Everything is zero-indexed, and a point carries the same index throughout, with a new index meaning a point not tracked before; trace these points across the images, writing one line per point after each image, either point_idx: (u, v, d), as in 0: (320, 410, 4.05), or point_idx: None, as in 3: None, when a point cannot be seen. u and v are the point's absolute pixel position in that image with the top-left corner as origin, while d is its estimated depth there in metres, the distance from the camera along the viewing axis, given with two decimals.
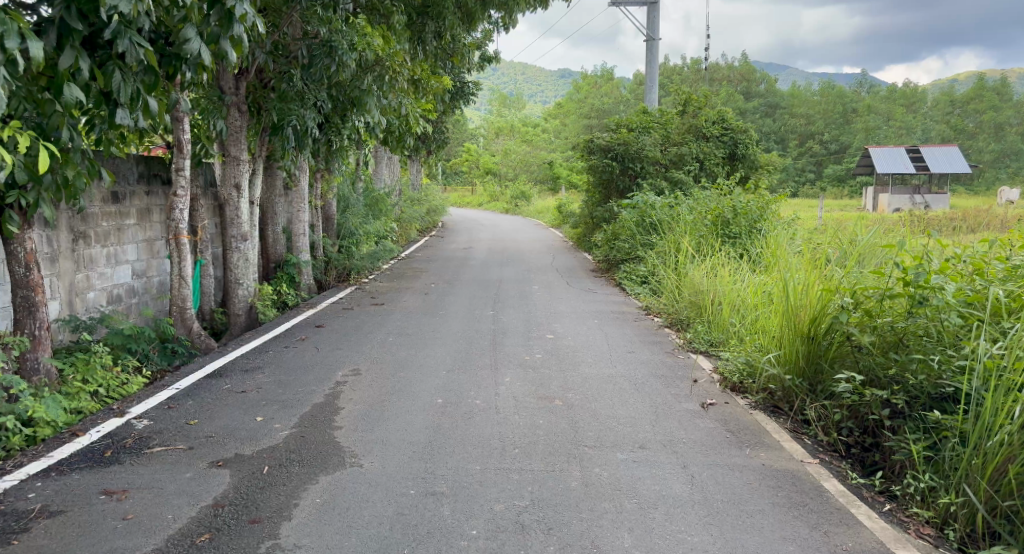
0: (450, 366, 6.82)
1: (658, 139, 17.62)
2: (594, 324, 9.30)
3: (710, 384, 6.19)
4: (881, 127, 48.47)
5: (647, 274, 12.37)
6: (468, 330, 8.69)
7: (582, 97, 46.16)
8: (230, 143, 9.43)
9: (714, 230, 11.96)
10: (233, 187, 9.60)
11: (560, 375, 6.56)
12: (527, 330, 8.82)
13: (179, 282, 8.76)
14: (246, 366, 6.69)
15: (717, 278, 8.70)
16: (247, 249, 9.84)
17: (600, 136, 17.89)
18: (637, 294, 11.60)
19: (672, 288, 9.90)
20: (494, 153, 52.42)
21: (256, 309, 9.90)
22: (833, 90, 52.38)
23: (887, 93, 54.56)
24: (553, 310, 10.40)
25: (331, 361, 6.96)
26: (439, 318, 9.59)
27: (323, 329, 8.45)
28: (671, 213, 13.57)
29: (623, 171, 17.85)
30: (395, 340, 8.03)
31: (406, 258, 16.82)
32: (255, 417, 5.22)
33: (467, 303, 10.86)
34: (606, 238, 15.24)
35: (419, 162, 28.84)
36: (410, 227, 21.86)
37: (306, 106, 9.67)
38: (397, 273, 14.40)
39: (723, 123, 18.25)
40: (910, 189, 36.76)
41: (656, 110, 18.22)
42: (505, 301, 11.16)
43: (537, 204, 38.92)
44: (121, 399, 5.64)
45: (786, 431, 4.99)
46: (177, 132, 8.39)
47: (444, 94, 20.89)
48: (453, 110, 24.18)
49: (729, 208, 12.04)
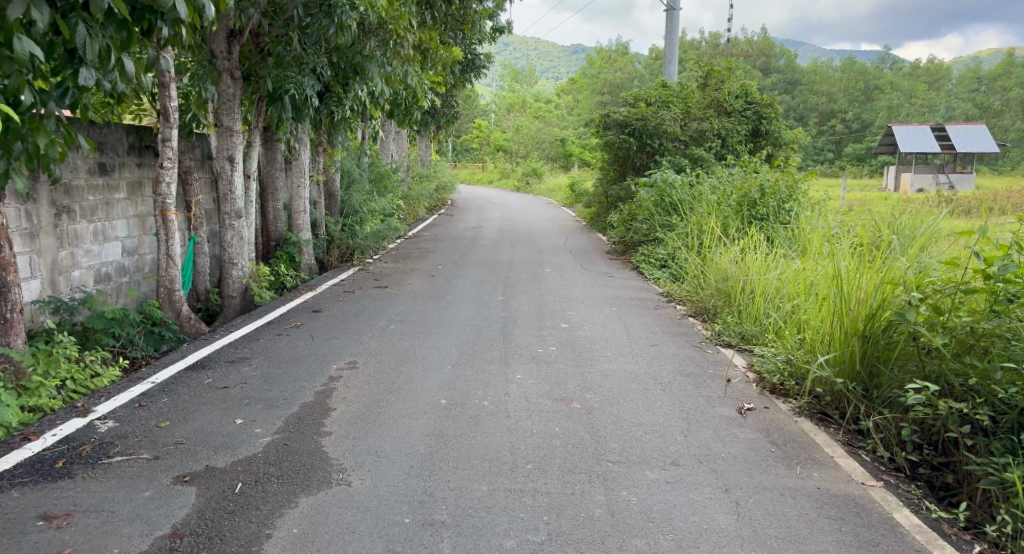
0: (456, 360, 6.21)
1: (678, 114, 16.90)
2: (611, 313, 8.67)
3: (745, 385, 5.61)
4: (903, 105, 47.35)
5: (668, 258, 11.75)
6: (477, 318, 8.06)
7: (596, 72, 45.13)
8: (223, 112, 8.87)
9: (740, 211, 11.31)
10: (227, 159, 8.97)
11: (577, 372, 5.96)
12: (540, 318, 8.19)
13: (167, 261, 8.11)
14: (233, 356, 6.10)
15: (751, 267, 8.07)
16: (242, 226, 9.19)
17: (617, 110, 17.18)
18: (656, 278, 10.99)
19: (699, 274, 9.28)
20: (506, 129, 51.47)
21: (252, 291, 9.33)
22: (854, 66, 51.14)
23: (910, 71, 53.38)
24: (567, 295, 9.77)
25: (327, 352, 6.35)
26: (446, 303, 8.98)
27: (321, 315, 7.86)
28: (694, 193, 12.90)
29: (640, 148, 17.14)
30: (398, 328, 7.42)
31: (414, 237, 16.19)
32: (234, 419, 4.63)
33: (477, 287, 10.24)
34: (623, 218, 14.57)
35: (428, 138, 28.12)
36: (418, 204, 21.22)
37: (303, 73, 9.05)
38: (403, 253, 13.82)
39: (746, 97, 17.47)
40: (933, 169, 35.82)
41: (676, 84, 17.49)
42: (517, 284, 10.54)
43: (549, 182, 38.06)
44: (89, 395, 5.05)
45: (839, 445, 4.35)
46: (164, 100, 7.77)
47: (455, 65, 20.17)
48: (464, 83, 23.44)
49: (757, 187, 11.36)
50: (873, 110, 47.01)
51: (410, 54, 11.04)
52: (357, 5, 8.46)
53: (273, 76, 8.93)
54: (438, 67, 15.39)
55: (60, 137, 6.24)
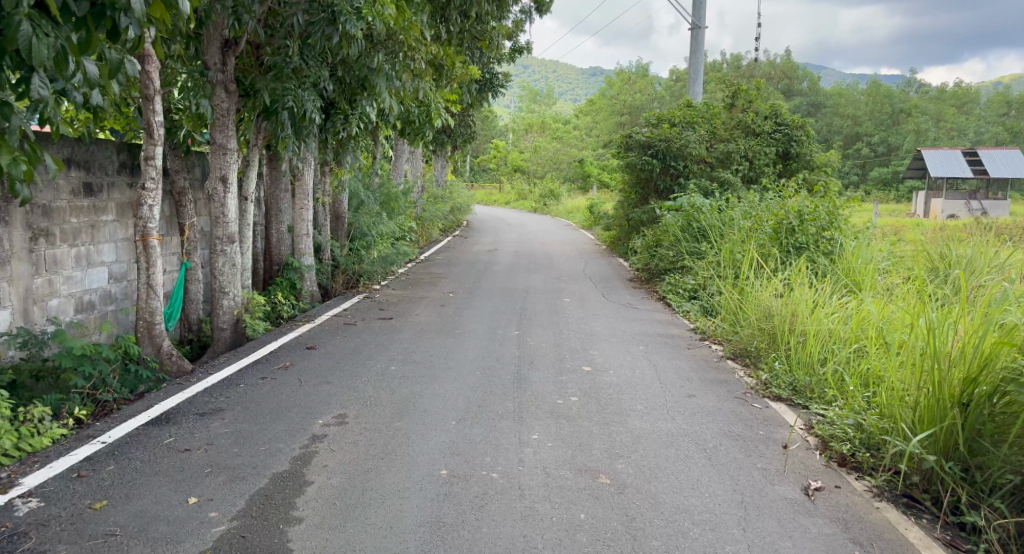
0: (462, 414, 5.35)
1: (703, 135, 16.08)
2: (638, 353, 7.77)
3: (807, 454, 4.80)
4: (930, 128, 46.24)
5: (698, 288, 10.89)
6: (488, 358, 7.20)
7: (615, 93, 44.36)
8: (215, 128, 7.98)
9: (776, 240, 10.45)
10: (220, 180, 8.08)
11: (603, 433, 5.08)
12: (559, 358, 7.31)
13: (147, 292, 7.19)
14: (205, 407, 5.27)
15: (801, 308, 7.24)
16: (235, 253, 8.34)
17: (640, 131, 16.38)
18: (685, 311, 10.14)
19: (737, 311, 8.44)
20: (523, 150, 50.76)
21: (244, 322, 8.45)
22: (879, 89, 50.09)
23: (936, 94, 52.35)
24: (588, 331, 8.88)
25: (314, 402, 5.51)
26: (455, 339, 8.12)
27: (315, 353, 7.04)
28: (725, 220, 12.03)
29: (664, 169, 16.28)
30: (398, 371, 6.57)
31: (425, 262, 15.38)
32: (187, 497, 3.80)
33: (489, 320, 9.38)
34: (646, 244, 13.69)
35: (444, 158, 27.34)
36: (431, 226, 20.42)
37: (304, 87, 8.21)
38: (413, 278, 13.02)
39: (776, 118, 16.58)
40: (964, 194, 34.75)
41: (701, 104, 16.70)
42: (533, 317, 9.68)
43: (567, 204, 37.16)
44: (24, 460, 4.21)
45: (942, 546, 3.64)
46: (147, 115, 6.90)
47: (471, 84, 19.43)
48: (480, 103, 22.72)
49: (796, 213, 10.48)
50: (900, 134, 45.98)
51: (422, 68, 10.25)
52: (363, 13, 7.64)
53: (269, 88, 8.09)
54: (452, 85, 14.63)
55: (27, 156, 5.42)
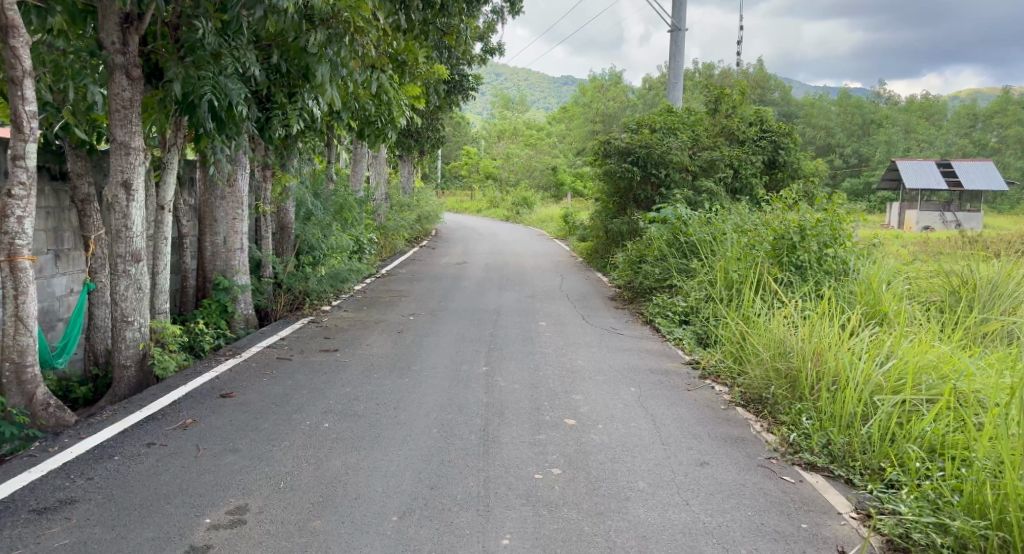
0: (408, 501, 4.03)
1: (686, 141, 14.87)
2: (630, 397, 6.43)
3: None
4: (902, 139, 45.86)
5: (690, 312, 9.61)
6: (448, 407, 5.85)
7: (588, 101, 43.21)
8: (115, 123, 6.56)
9: (777, 258, 9.22)
10: (123, 186, 6.64)
11: (595, 533, 3.81)
12: (537, 408, 5.94)
13: (16, 327, 5.58)
14: (53, 497, 3.87)
15: (826, 345, 6.00)
16: (142, 273, 6.91)
17: (618, 136, 15.10)
18: (677, 339, 8.86)
19: (743, 344, 7.17)
20: (494, 157, 49.34)
21: (152, 359, 7.03)
22: (849, 99, 49.68)
23: (906, 105, 52.16)
24: (570, 366, 7.52)
25: (207, 484, 4.14)
26: (410, 380, 6.71)
27: (231, 404, 5.64)
28: (717, 234, 10.77)
29: (644, 178, 14.99)
30: (333, 429, 5.18)
31: (385, 277, 13.90)
32: None
33: (453, 351, 8.00)
34: (628, 259, 12.36)
35: (410, 164, 25.82)
36: (395, 237, 18.92)
37: (227, 73, 6.77)
38: (370, 297, 11.59)
39: (762, 125, 15.49)
40: (939, 204, 34.17)
41: (682, 109, 15.52)
42: (505, 346, 8.32)
43: (538, 213, 35.85)
44: None
45: None
46: (15, 104, 5.39)
47: (437, 84, 18.06)
48: (447, 106, 21.29)
49: (797, 227, 9.24)
50: (872, 145, 45.53)
51: (374, 58, 8.87)
52: None
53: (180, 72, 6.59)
54: (413, 82, 13.25)
55: None
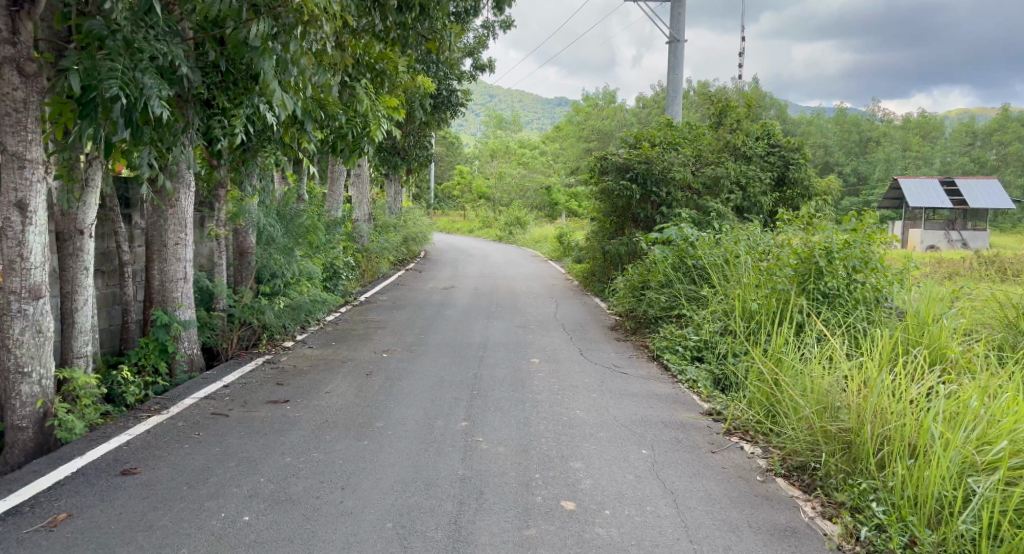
0: None
1: (688, 157, 13.64)
2: (642, 463, 5.17)
3: None
4: (900, 157, 44.86)
5: (702, 347, 8.33)
6: (412, 486, 4.58)
7: (582, 120, 42.14)
8: (5, 130, 5.33)
9: (800, 285, 7.94)
10: (17, 208, 5.39)
11: None
12: (526, 484, 4.68)
13: None
14: None
15: (888, 404, 4.77)
16: (42, 313, 5.63)
17: (616, 151, 13.87)
18: (688, 379, 7.58)
19: (773, 393, 5.89)
20: (487, 175, 48.26)
21: (54, 419, 5.72)
22: (847, 116, 48.72)
23: (904, 123, 51.17)
24: (567, 418, 6.24)
25: None
26: (369, 443, 5.44)
27: (129, 490, 4.40)
28: (730, 258, 9.48)
29: (644, 197, 13.74)
30: (253, 531, 3.94)
31: (362, 305, 12.61)
32: None
33: (428, 399, 6.72)
34: (629, 284, 11.08)
35: (397, 183, 24.62)
36: (379, 259, 17.67)
37: (143, 69, 5.51)
38: (340, 331, 10.31)
39: (769, 139, 14.27)
40: (943, 222, 33.02)
41: (683, 123, 14.32)
42: (490, 392, 7.04)
43: (532, 232, 34.68)
44: None
45: None
46: None
47: (421, 97, 16.87)
48: (434, 122, 20.07)
49: (822, 249, 7.93)
50: (871, 163, 44.54)
51: (330, 55, 7.63)
52: None
53: (80, 64, 5.35)
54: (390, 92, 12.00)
55: None
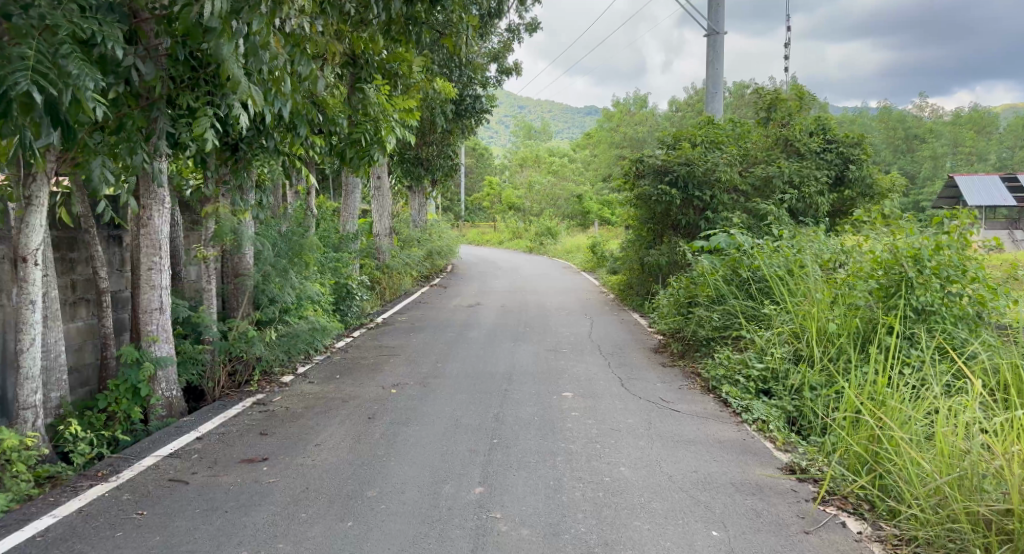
0: None
1: (734, 156, 12.24)
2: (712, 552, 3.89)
3: None
4: (951, 155, 42.63)
5: (770, 378, 6.90)
6: None
7: (613, 126, 40.75)
8: None
9: (885, 300, 6.55)
10: None
11: None
12: None
13: None
14: None
15: None
16: None
17: (653, 153, 12.53)
18: (755, 420, 6.23)
19: (879, 450, 4.56)
20: (517, 185, 47.05)
21: None
22: (892, 113, 46.59)
23: (954, 118, 48.73)
24: (611, 479, 4.94)
25: None
26: (354, 525, 4.24)
27: None
28: (794, 268, 8.07)
29: (685, 202, 12.39)
30: None
31: (378, 329, 11.42)
32: None
33: (436, 452, 5.48)
34: (674, 300, 9.72)
35: (421, 195, 23.51)
36: (401, 276, 16.50)
37: (67, 59, 4.44)
38: (348, 360, 9.13)
39: (824, 134, 12.78)
40: (1003, 222, 30.90)
41: (728, 119, 12.91)
42: (514, 441, 5.77)
43: (563, 243, 33.32)
44: None
45: None
46: None
47: (441, 103, 15.71)
48: (456, 129, 18.87)
49: (910, 257, 6.52)
50: (918, 161, 42.42)
51: (312, 40, 6.50)
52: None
53: None
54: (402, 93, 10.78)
55: None
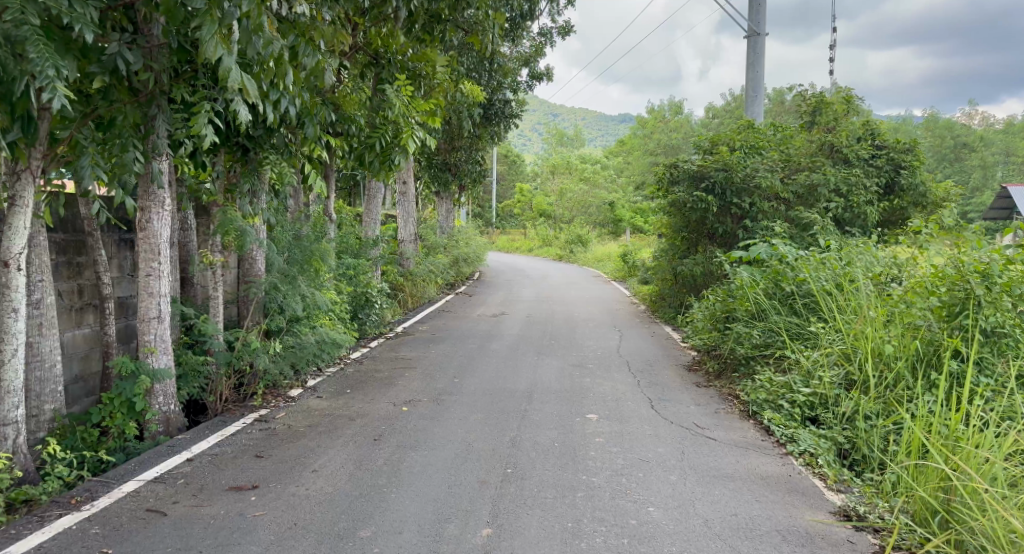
0: None
1: (775, 162, 11.56)
2: None
3: None
4: (999, 165, 41.07)
5: (817, 405, 6.25)
6: None
7: (647, 133, 39.98)
8: None
9: (949, 320, 5.85)
10: None
11: None
12: None
13: None
14: None
15: None
16: None
17: (689, 158, 11.91)
18: (801, 452, 5.58)
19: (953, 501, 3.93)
20: (548, 193, 46.49)
21: None
22: (938, 122, 45.09)
23: (1003, 127, 47.07)
24: (638, 521, 4.35)
25: None
26: None
27: None
28: (843, 282, 7.39)
29: (722, 209, 11.76)
30: None
31: (397, 339, 10.93)
32: None
33: (443, 483, 4.95)
34: (710, 314, 9.07)
35: (449, 201, 23.04)
36: (426, 283, 16.02)
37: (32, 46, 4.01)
38: (361, 373, 8.66)
39: (872, 140, 12.00)
40: None
41: (769, 123, 12.22)
42: (530, 470, 5.21)
43: (594, 251, 32.64)
44: None
45: None
46: None
47: (469, 107, 15.24)
48: (485, 134, 18.38)
49: (978, 273, 5.81)
50: (965, 172, 40.93)
51: (319, 31, 6.02)
52: None
53: None
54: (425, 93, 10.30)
55: None
